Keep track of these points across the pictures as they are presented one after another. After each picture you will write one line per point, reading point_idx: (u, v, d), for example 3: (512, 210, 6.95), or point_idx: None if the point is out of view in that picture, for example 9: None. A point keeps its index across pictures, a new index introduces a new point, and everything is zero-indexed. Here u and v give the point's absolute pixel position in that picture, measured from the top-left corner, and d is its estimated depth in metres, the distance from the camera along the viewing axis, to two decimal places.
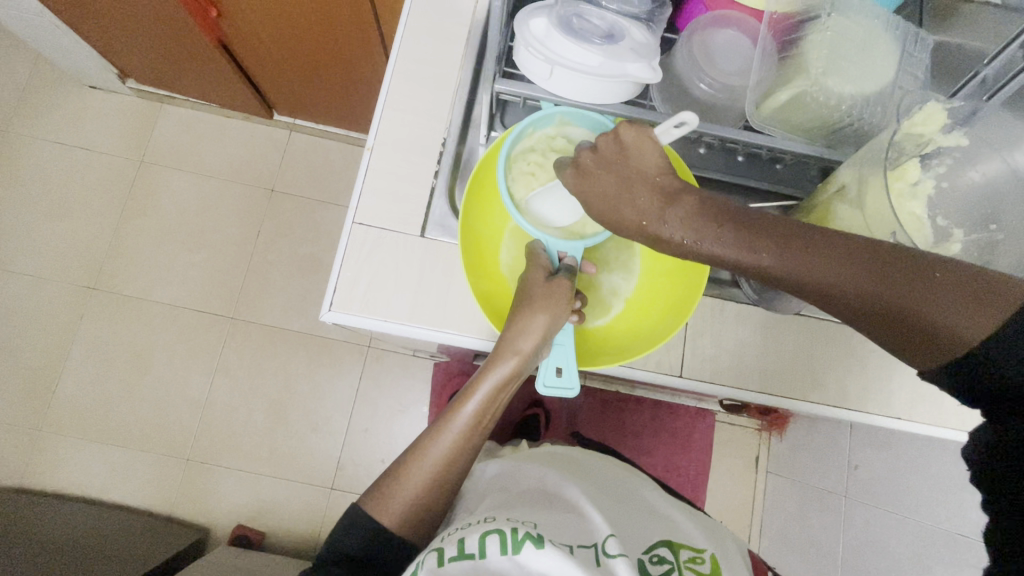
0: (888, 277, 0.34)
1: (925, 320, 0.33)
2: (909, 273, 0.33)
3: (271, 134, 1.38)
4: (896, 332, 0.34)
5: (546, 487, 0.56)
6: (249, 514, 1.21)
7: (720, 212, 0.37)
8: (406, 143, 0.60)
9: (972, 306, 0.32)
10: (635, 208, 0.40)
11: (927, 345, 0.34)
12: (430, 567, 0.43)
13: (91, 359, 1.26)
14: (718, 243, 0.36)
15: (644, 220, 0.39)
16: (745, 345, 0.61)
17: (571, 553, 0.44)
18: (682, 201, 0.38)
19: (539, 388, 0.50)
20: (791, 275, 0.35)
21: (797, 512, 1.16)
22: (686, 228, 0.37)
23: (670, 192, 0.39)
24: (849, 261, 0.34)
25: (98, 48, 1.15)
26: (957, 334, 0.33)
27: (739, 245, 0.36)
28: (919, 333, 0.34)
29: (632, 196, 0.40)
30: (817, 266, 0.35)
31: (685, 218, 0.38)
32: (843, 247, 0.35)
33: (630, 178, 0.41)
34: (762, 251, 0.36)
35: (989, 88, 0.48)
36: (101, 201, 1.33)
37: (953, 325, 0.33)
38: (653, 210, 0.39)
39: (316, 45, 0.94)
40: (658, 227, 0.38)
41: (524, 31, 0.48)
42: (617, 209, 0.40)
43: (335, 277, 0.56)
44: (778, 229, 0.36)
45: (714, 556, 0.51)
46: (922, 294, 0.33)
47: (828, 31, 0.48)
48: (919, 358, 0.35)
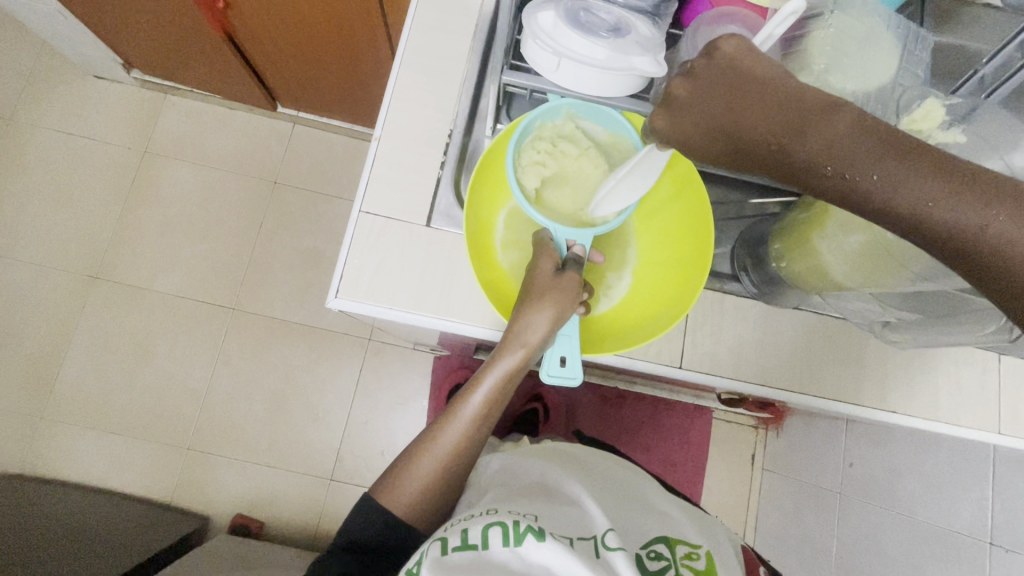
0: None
1: None
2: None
3: (275, 126, 1.38)
4: None
5: (547, 482, 0.57)
6: (249, 504, 1.21)
7: (884, 136, 0.32)
8: (413, 134, 0.61)
9: None
10: (768, 124, 0.35)
11: None
12: (434, 557, 0.44)
13: (92, 348, 1.27)
14: (867, 170, 0.32)
15: (775, 138, 0.35)
16: (744, 338, 0.62)
17: (570, 545, 0.45)
18: (835, 118, 0.33)
19: (543, 377, 0.50)
20: (953, 221, 0.30)
21: (793, 509, 1.17)
22: (826, 149, 0.33)
23: (814, 107, 0.34)
24: None
25: (104, 38, 1.15)
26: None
27: (893, 175, 0.31)
28: None
29: (759, 114, 0.35)
30: (997, 219, 0.29)
31: (830, 139, 0.33)
32: (1022, 200, 0.29)
33: (758, 95, 0.35)
34: (916, 188, 0.31)
35: (987, 87, 0.50)
36: (104, 191, 1.33)
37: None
38: (791, 126, 0.34)
39: (322, 37, 0.95)
40: (793, 145, 0.34)
41: (532, 23, 0.49)
42: (740, 125, 0.36)
43: (341, 266, 0.57)
44: (955, 166, 0.30)
45: (709, 553, 0.52)
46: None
47: (831, 27, 0.49)
48: None
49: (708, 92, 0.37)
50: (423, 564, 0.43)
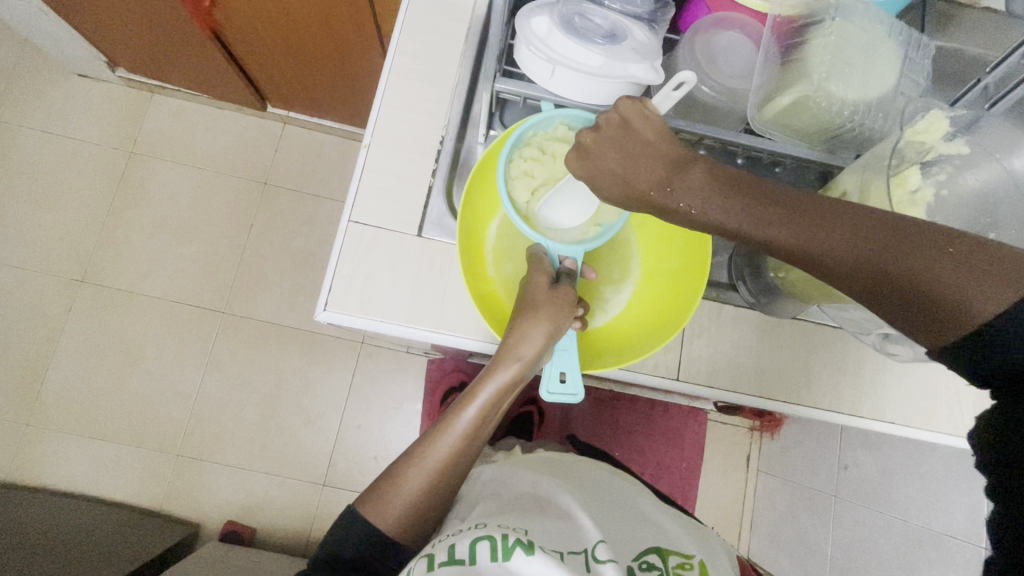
0: (898, 248, 0.33)
1: (927, 291, 0.32)
2: (916, 245, 0.33)
3: (265, 127, 1.36)
4: (899, 308, 0.34)
5: (540, 494, 0.56)
6: (240, 510, 1.20)
7: (725, 180, 0.39)
8: (403, 140, 0.59)
9: (986, 281, 0.31)
10: (646, 176, 0.42)
11: (933, 323, 0.33)
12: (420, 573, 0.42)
13: (79, 352, 1.24)
14: (717, 209, 0.39)
15: (649, 190, 0.42)
16: (741, 348, 0.61)
17: (561, 560, 0.44)
18: (687, 171, 0.40)
19: (543, 394, 0.49)
20: (788, 241, 0.36)
21: (787, 511, 1.17)
22: (690, 197, 0.40)
23: (673, 163, 0.41)
24: (855, 232, 0.35)
25: (87, 35, 1.12)
26: (971, 311, 0.32)
27: (733, 210, 0.38)
28: (923, 309, 0.33)
29: (637, 171, 0.42)
30: (821, 234, 0.35)
31: (689, 185, 0.40)
32: (850, 217, 0.35)
33: (634, 153, 0.43)
34: (767, 221, 0.37)
35: (990, 96, 0.49)
36: (89, 192, 1.31)
37: (967, 300, 0.32)
38: (660, 182, 0.41)
39: (311, 36, 0.93)
40: (663, 194, 0.41)
41: (525, 30, 0.48)
42: (628, 180, 0.43)
43: (330, 276, 0.55)
44: (783, 197, 0.37)
45: (703, 562, 0.50)
46: (927, 266, 0.32)
47: (833, 34, 0.48)
48: (928, 336, 0.34)
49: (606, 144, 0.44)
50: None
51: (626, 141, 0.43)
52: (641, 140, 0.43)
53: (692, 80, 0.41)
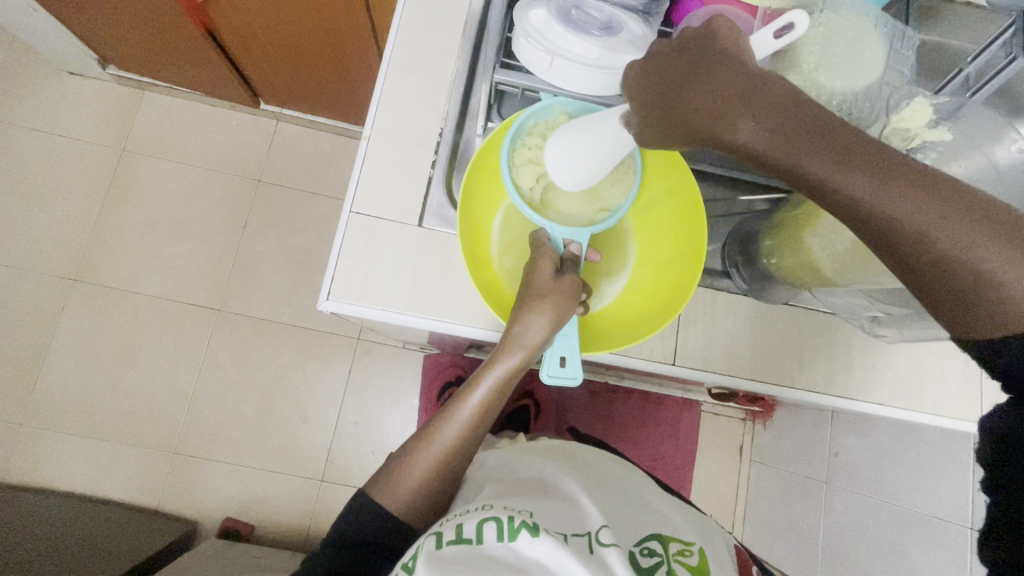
0: (975, 234, 0.31)
1: (991, 284, 0.31)
2: (996, 234, 0.30)
3: (258, 124, 1.36)
4: (949, 291, 0.32)
5: (543, 478, 0.57)
6: (238, 507, 1.20)
7: (805, 116, 0.33)
8: (403, 132, 0.60)
9: None
10: (720, 98, 0.35)
11: (977, 315, 0.32)
12: (428, 550, 0.44)
13: (73, 351, 1.24)
14: (796, 148, 0.33)
15: (713, 111, 0.35)
16: (735, 334, 0.63)
17: (564, 541, 0.45)
18: (766, 95, 0.34)
19: (543, 377, 0.50)
20: (864, 201, 0.32)
21: (781, 499, 1.19)
22: (770, 128, 0.33)
23: (746, 83, 0.35)
24: (937, 207, 0.31)
25: (78, 32, 1.12)
26: (1022, 312, 0.31)
27: (815, 153, 0.32)
28: (973, 299, 0.32)
29: (708, 86, 0.36)
30: (904, 201, 0.31)
31: (767, 113, 0.34)
32: (933, 184, 0.31)
33: (705, 70, 0.36)
34: (848, 174, 0.32)
35: (971, 85, 0.51)
36: (81, 190, 1.30)
37: (1020, 301, 0.31)
38: (733, 102, 0.34)
39: (306, 32, 0.93)
40: (737, 114, 0.34)
41: (524, 21, 0.50)
42: (691, 95, 0.36)
43: (332, 266, 0.56)
44: (871, 149, 0.32)
45: (702, 549, 0.52)
46: (999, 260, 0.30)
47: (821, 26, 0.49)
48: (965, 326, 0.33)
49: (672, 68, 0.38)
50: (418, 556, 0.43)
51: (695, 61, 0.37)
52: (720, 60, 0.36)
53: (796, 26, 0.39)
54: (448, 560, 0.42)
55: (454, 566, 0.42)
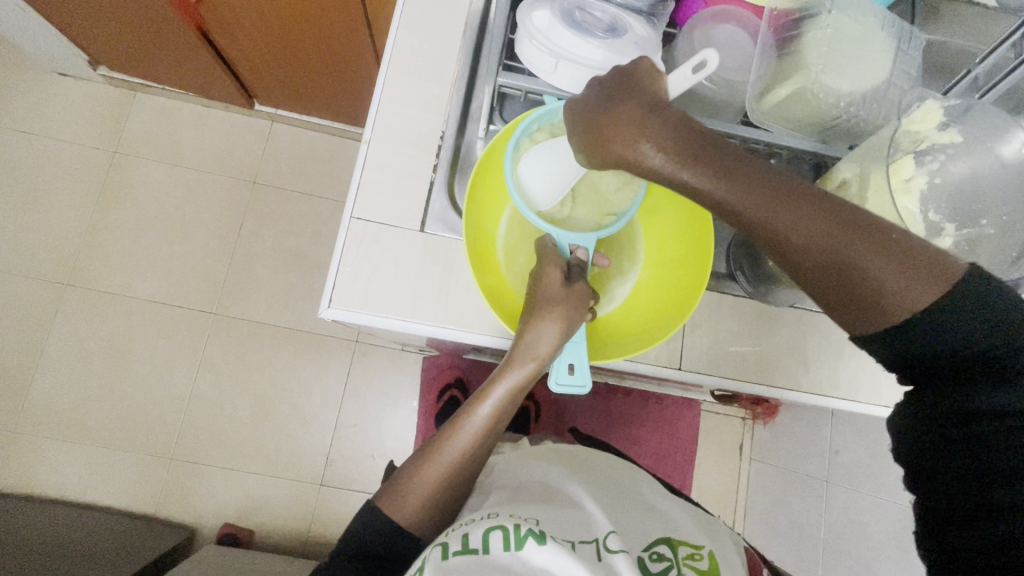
0: (850, 237, 0.35)
1: (868, 284, 0.35)
2: (866, 237, 0.35)
3: (253, 124, 1.34)
4: (836, 292, 0.37)
5: (549, 483, 0.56)
6: (237, 512, 1.19)
7: (702, 141, 0.37)
8: (403, 136, 0.59)
9: (917, 280, 0.35)
10: (624, 121, 0.38)
11: (865, 311, 0.36)
12: (434, 561, 0.43)
13: (66, 357, 1.22)
14: (696, 171, 0.36)
15: (627, 134, 0.38)
16: (740, 337, 0.62)
17: (572, 549, 0.44)
18: (669, 122, 0.37)
19: (552, 386, 0.50)
20: (755, 217, 0.36)
21: (781, 497, 1.19)
22: (666, 150, 0.37)
23: (654, 108, 0.38)
24: (816, 218, 0.36)
25: (68, 33, 1.10)
26: (905, 304, 0.35)
27: (710, 175, 0.36)
28: (856, 297, 0.36)
29: (619, 112, 0.39)
30: (786, 216, 0.36)
31: (672, 138, 0.37)
32: (811, 200, 0.36)
33: (622, 96, 0.40)
34: (741, 191, 0.36)
35: (980, 87, 0.51)
36: (73, 193, 1.28)
37: (895, 296, 0.35)
38: (643, 128, 0.38)
39: (301, 32, 0.92)
40: (645, 139, 0.37)
41: (527, 23, 0.49)
42: (608, 121, 0.39)
43: (334, 274, 0.55)
44: (757, 169, 0.37)
45: (712, 552, 0.51)
46: (872, 258, 0.35)
47: (829, 27, 0.49)
48: (856, 322, 0.37)
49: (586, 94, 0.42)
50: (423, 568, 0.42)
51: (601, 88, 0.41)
52: (632, 84, 0.40)
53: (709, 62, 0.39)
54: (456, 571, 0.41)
55: None
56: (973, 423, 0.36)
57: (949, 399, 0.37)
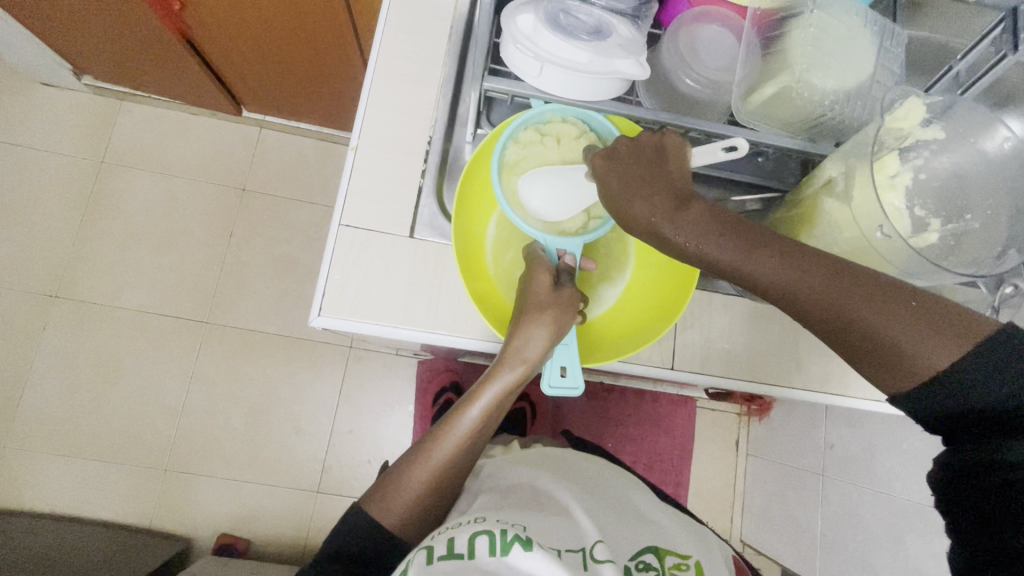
0: (871, 301, 0.36)
1: (895, 344, 0.36)
2: (888, 299, 0.36)
3: (241, 131, 1.33)
4: (866, 357, 0.37)
5: (537, 488, 0.56)
6: (232, 522, 1.18)
7: (721, 221, 0.41)
8: (391, 142, 0.59)
9: (944, 338, 0.35)
10: (649, 203, 0.43)
11: (897, 372, 0.36)
12: (419, 565, 0.42)
13: (56, 370, 1.21)
14: (713, 247, 0.40)
15: (651, 215, 0.42)
16: (731, 336, 0.62)
17: (559, 556, 0.44)
18: (689, 208, 0.42)
19: (545, 390, 0.50)
20: (780, 285, 0.39)
21: (776, 493, 1.20)
22: (689, 232, 0.41)
23: (676, 194, 0.43)
24: (838, 282, 0.37)
25: (51, 42, 1.09)
26: (933, 362, 0.35)
27: (731, 248, 0.40)
28: (887, 359, 0.36)
29: (642, 193, 0.43)
30: (806, 281, 0.38)
31: (690, 222, 0.41)
32: (830, 266, 0.38)
33: (649, 178, 0.44)
34: (760, 263, 0.39)
35: (961, 83, 0.52)
36: (59, 204, 1.27)
37: (923, 356, 0.35)
38: (664, 208, 0.42)
39: (287, 37, 0.91)
40: (667, 220, 0.41)
41: (512, 28, 0.49)
42: (633, 201, 0.44)
43: (322, 281, 0.55)
44: (779, 242, 0.39)
45: (699, 563, 0.51)
46: (896, 321, 0.36)
47: (812, 26, 0.49)
48: (890, 385, 0.37)
49: (620, 166, 0.46)
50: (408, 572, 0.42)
51: (628, 168, 0.46)
52: (660, 167, 0.45)
53: (744, 151, 0.46)
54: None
55: None
56: (990, 474, 0.35)
57: (967, 450, 0.36)
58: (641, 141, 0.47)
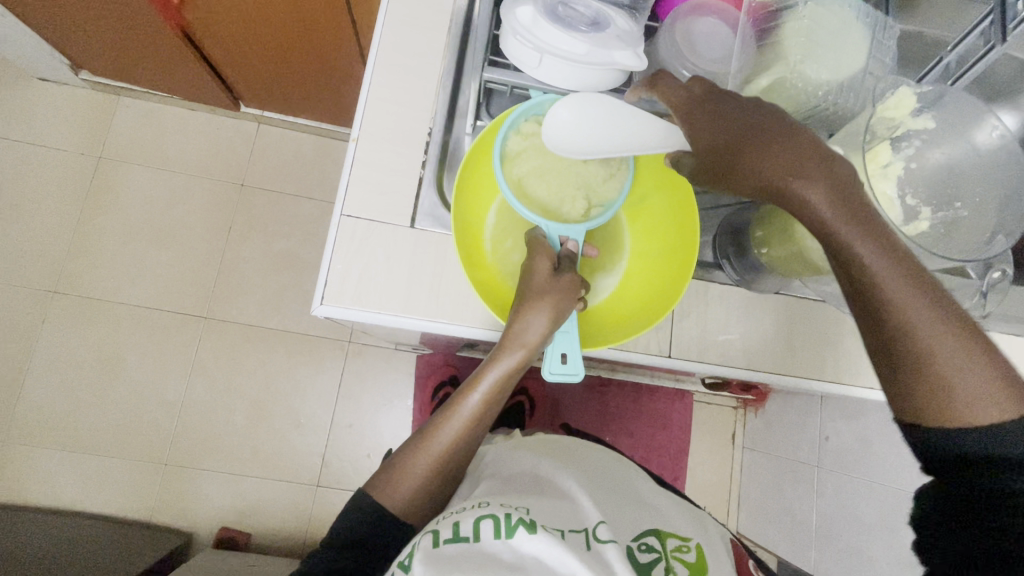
0: (944, 340, 0.36)
1: (946, 384, 0.36)
2: (967, 343, 0.36)
3: (239, 127, 1.33)
4: (906, 381, 0.38)
5: (539, 474, 0.57)
6: (233, 516, 1.19)
7: (850, 203, 0.36)
8: (392, 134, 0.60)
9: (998, 397, 0.36)
10: (789, 158, 0.37)
11: (932, 405, 0.37)
12: (425, 548, 0.43)
13: (56, 365, 1.21)
14: (842, 224, 0.36)
15: (780, 173, 0.37)
16: (728, 325, 0.63)
17: (562, 538, 0.45)
18: (829, 173, 0.37)
19: (546, 376, 0.51)
20: (876, 289, 0.37)
21: (772, 485, 1.21)
22: (825, 198, 0.36)
23: (814, 157, 0.37)
24: (928, 311, 0.36)
25: (50, 38, 1.09)
26: (972, 412, 0.36)
27: (854, 235, 0.36)
28: (932, 392, 0.37)
29: (774, 148, 0.38)
30: (904, 300, 0.36)
31: (829, 189, 0.36)
32: (930, 291, 0.36)
33: (781, 133, 0.39)
34: (873, 257, 0.36)
35: (951, 74, 0.53)
36: (58, 199, 1.27)
37: (965, 402, 0.36)
38: (797, 168, 0.37)
39: (285, 32, 0.92)
40: (799, 181, 0.37)
41: (512, 19, 0.50)
42: (755, 153, 0.39)
43: (325, 271, 0.55)
44: (897, 250, 0.37)
45: (699, 545, 0.52)
46: (960, 365, 0.36)
47: (806, 18, 0.50)
48: (916, 414, 0.38)
49: (734, 121, 0.41)
50: (414, 555, 0.43)
51: (737, 112, 0.41)
52: (789, 126, 0.39)
53: None
54: (446, 558, 0.42)
55: (454, 564, 0.41)
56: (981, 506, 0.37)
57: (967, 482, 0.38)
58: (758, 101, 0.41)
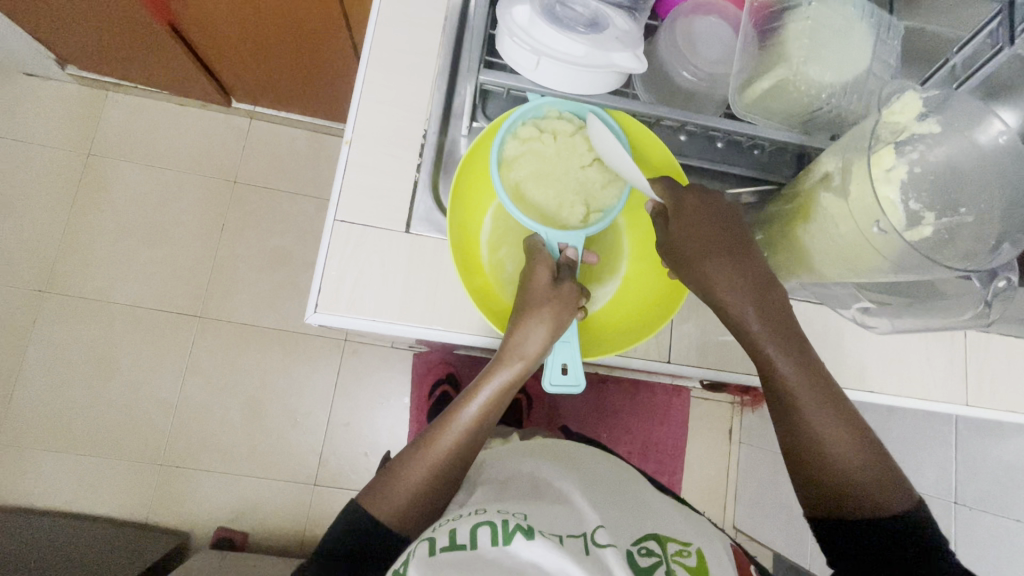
0: (845, 443, 0.47)
1: (843, 481, 0.46)
2: (863, 445, 0.47)
3: (230, 123, 1.31)
4: (810, 475, 0.48)
5: (537, 478, 0.56)
6: (230, 516, 1.18)
7: (782, 324, 0.47)
8: (386, 137, 0.58)
9: (885, 493, 0.46)
10: (728, 274, 0.48)
11: (831, 497, 0.47)
12: (422, 557, 0.42)
13: (48, 366, 1.19)
14: (770, 337, 0.47)
15: (728, 291, 0.48)
16: (727, 329, 0.63)
17: (560, 543, 0.44)
18: (768, 297, 0.48)
19: (547, 387, 0.50)
20: (793, 395, 0.47)
21: (769, 480, 1.21)
22: (760, 314, 0.47)
23: (757, 282, 0.48)
24: (833, 418, 0.47)
25: (36, 34, 1.06)
26: (866, 504, 0.46)
27: (781, 350, 0.47)
28: (829, 486, 0.47)
29: (728, 271, 0.48)
30: (814, 407, 0.47)
31: (765, 308, 0.47)
32: (835, 402, 0.47)
33: (736, 256, 0.49)
34: (793, 370, 0.47)
35: (957, 76, 0.53)
36: (47, 197, 1.25)
37: (859, 496, 0.46)
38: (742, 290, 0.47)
39: (276, 26, 0.90)
40: (742, 300, 0.47)
41: (508, 20, 0.48)
42: (713, 273, 0.48)
43: (318, 278, 0.54)
44: (814, 364, 0.48)
45: (700, 549, 0.51)
46: (853, 464, 0.46)
47: (809, 19, 0.49)
48: (816, 504, 0.48)
49: (702, 230, 0.49)
50: (410, 563, 0.42)
51: (712, 225, 0.50)
52: (743, 253, 0.49)
53: None
54: (443, 565, 0.41)
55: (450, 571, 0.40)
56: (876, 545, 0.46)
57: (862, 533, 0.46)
58: (724, 212, 0.51)
